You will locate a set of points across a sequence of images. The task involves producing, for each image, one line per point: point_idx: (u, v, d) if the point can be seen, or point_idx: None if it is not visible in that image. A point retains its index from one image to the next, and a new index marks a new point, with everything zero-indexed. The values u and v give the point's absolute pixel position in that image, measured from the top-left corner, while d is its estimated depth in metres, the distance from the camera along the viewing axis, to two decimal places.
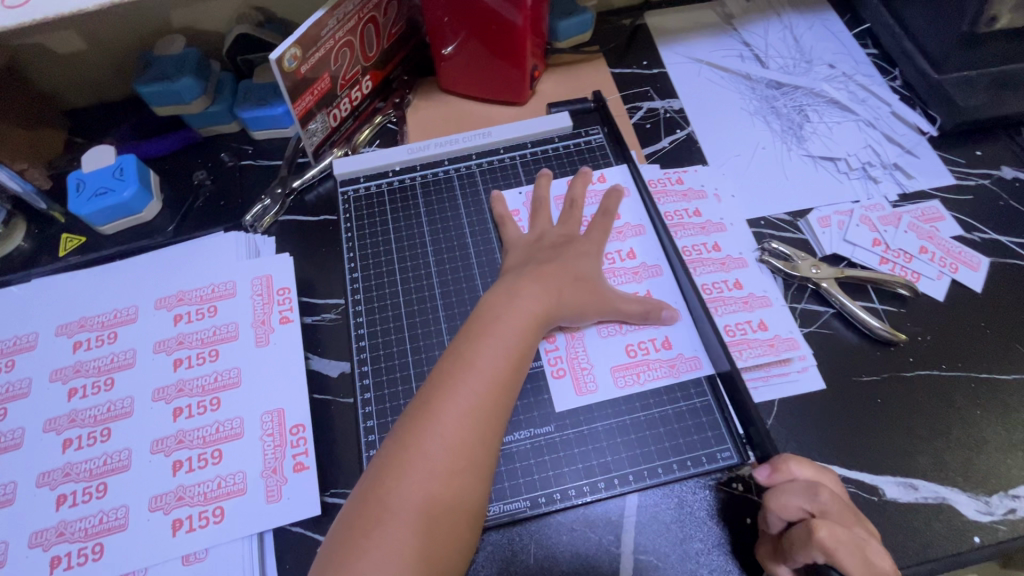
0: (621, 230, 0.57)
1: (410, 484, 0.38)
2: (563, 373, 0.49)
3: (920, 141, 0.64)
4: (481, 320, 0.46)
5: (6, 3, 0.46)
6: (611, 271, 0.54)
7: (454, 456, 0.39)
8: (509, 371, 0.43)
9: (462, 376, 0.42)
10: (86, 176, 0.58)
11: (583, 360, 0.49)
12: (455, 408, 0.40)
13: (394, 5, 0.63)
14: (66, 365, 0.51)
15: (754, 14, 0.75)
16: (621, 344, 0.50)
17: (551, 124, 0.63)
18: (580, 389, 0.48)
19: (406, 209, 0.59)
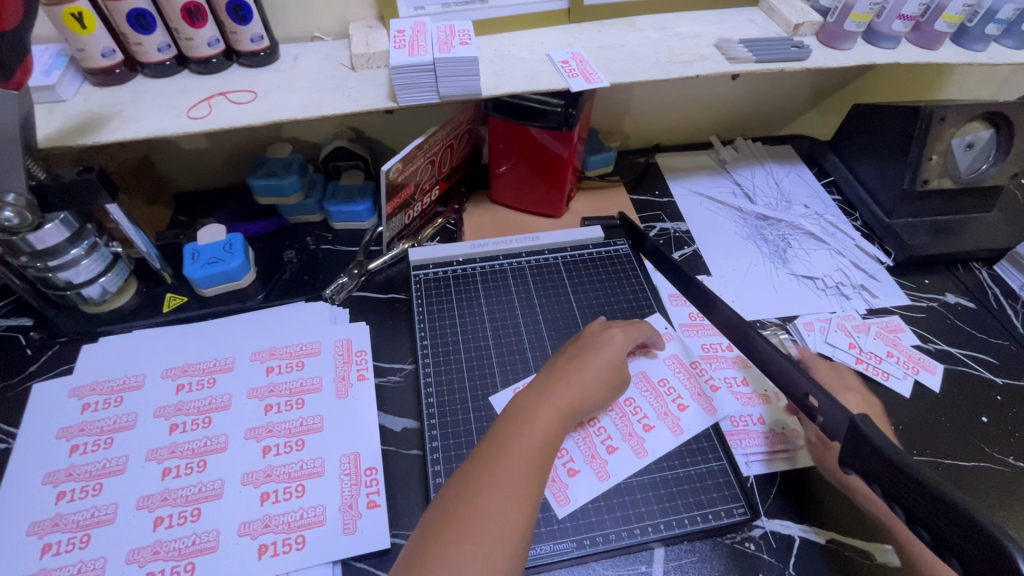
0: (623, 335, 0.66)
1: (488, 499, 0.42)
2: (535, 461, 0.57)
3: (880, 268, 0.79)
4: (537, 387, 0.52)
5: (191, 115, 0.61)
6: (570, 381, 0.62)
7: (506, 505, 0.42)
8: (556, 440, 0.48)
9: (533, 416, 0.48)
10: (201, 248, 0.70)
11: (678, 408, 0.61)
12: (510, 461, 0.44)
13: (467, 135, 0.79)
14: (169, 403, 0.59)
15: (742, 162, 0.94)
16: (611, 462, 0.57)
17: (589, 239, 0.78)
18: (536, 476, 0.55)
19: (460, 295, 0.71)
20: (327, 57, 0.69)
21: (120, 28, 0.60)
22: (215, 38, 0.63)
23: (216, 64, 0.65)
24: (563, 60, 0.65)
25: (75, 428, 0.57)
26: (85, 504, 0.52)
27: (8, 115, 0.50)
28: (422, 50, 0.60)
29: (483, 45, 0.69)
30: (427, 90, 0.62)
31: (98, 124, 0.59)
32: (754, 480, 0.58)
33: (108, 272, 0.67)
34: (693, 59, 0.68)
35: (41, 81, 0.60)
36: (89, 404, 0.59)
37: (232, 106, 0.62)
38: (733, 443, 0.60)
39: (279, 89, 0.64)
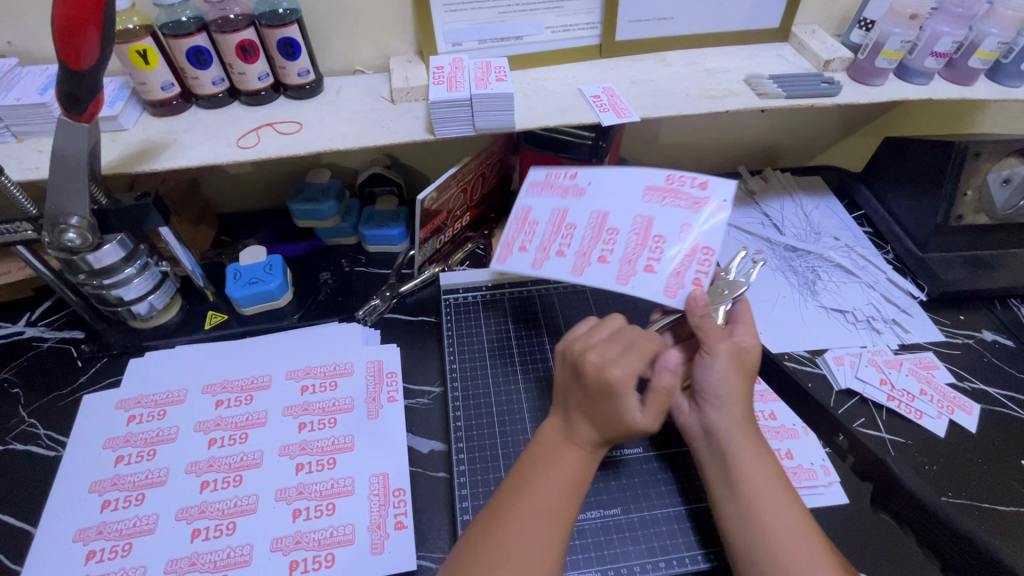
0: (644, 250, 0.56)
1: (507, 529, 0.44)
2: (500, 259, 0.60)
3: (913, 303, 0.78)
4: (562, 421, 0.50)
5: (241, 145, 0.64)
6: (583, 275, 0.57)
7: (514, 544, 0.43)
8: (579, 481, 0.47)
9: (556, 454, 0.48)
10: (243, 268, 0.74)
11: (646, 264, 0.55)
12: (530, 495, 0.46)
13: (498, 164, 0.81)
14: (208, 418, 0.62)
15: (771, 192, 0.94)
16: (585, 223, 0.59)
17: (691, 186, 0.58)
18: (528, 263, 0.59)
19: (561, 224, 0.60)
20: (368, 90, 0.72)
21: (180, 63, 0.64)
22: (266, 73, 0.67)
23: (265, 96, 0.69)
24: (594, 95, 0.67)
25: (120, 439, 0.60)
26: (128, 513, 0.55)
27: (78, 145, 0.54)
28: (459, 86, 0.63)
29: (517, 79, 0.71)
30: (463, 123, 0.64)
31: (155, 152, 0.63)
32: None
33: (156, 290, 0.70)
34: (723, 95, 0.69)
35: (105, 112, 0.64)
36: (134, 417, 0.62)
37: (279, 137, 0.65)
38: None
39: (323, 120, 0.67)
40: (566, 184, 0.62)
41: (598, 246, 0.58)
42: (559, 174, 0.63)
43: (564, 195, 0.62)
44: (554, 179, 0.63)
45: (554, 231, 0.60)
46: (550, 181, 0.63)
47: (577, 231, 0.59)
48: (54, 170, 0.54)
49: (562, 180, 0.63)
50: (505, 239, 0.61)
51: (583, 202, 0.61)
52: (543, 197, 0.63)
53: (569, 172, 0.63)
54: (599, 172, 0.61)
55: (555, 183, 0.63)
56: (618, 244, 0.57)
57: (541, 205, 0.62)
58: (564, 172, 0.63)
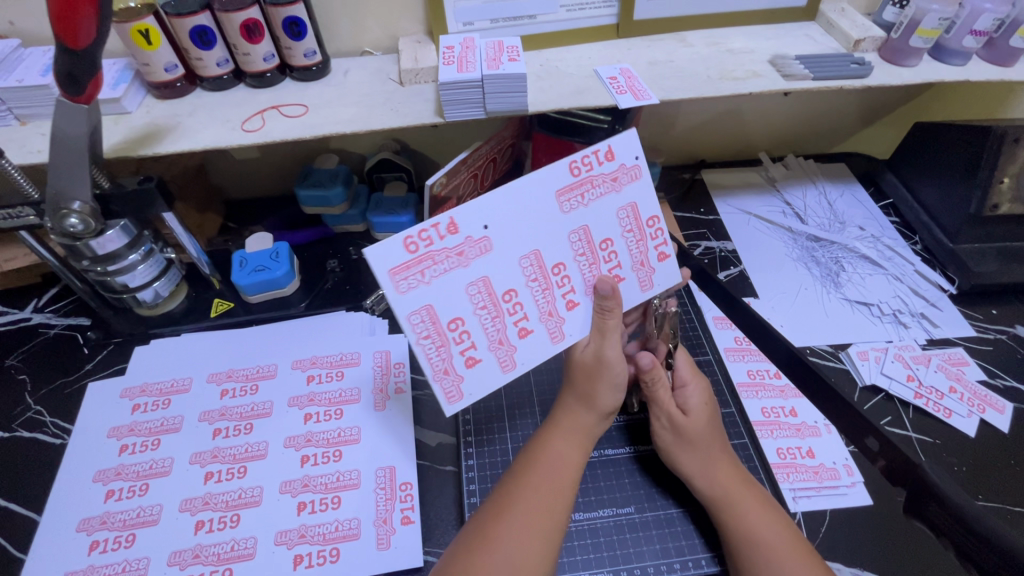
0: (602, 264, 0.52)
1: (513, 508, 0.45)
2: (455, 396, 0.49)
3: (942, 296, 0.75)
4: (559, 413, 0.53)
5: (246, 128, 0.62)
6: (563, 336, 0.51)
7: (522, 524, 0.44)
8: (579, 466, 0.49)
9: (551, 445, 0.50)
10: (249, 255, 0.72)
11: (567, 305, 0.51)
12: (532, 478, 0.47)
13: (510, 150, 0.79)
14: (214, 408, 0.61)
15: (793, 180, 0.91)
16: (515, 285, 0.49)
17: (607, 158, 0.50)
18: (452, 390, 0.49)
19: (497, 301, 0.49)
20: (376, 72, 0.70)
21: (184, 44, 0.62)
22: (271, 53, 0.65)
23: (271, 78, 0.67)
24: (611, 76, 0.65)
25: (125, 428, 0.59)
26: (131, 504, 0.54)
27: (78, 127, 0.52)
28: (470, 66, 0.60)
29: (530, 60, 0.68)
30: (473, 106, 0.62)
31: (158, 135, 0.61)
32: (802, 516, 0.55)
33: (161, 277, 0.69)
34: (746, 76, 0.66)
35: (108, 94, 0.62)
36: (139, 406, 0.61)
37: (284, 120, 0.63)
38: (778, 475, 0.57)
39: (329, 103, 0.65)
40: (456, 245, 0.46)
41: (558, 294, 0.51)
42: (423, 233, 0.45)
43: (467, 261, 0.47)
44: (425, 255, 0.45)
45: (490, 315, 0.49)
46: (424, 256, 0.45)
47: (522, 297, 0.49)
48: (54, 152, 0.52)
49: (434, 238, 0.45)
50: (437, 367, 0.48)
51: (496, 258, 0.48)
52: (438, 281, 0.46)
53: (434, 224, 0.45)
54: (469, 205, 0.46)
55: (441, 260, 0.46)
56: (570, 279, 0.51)
57: (450, 292, 0.47)
58: (427, 227, 0.45)
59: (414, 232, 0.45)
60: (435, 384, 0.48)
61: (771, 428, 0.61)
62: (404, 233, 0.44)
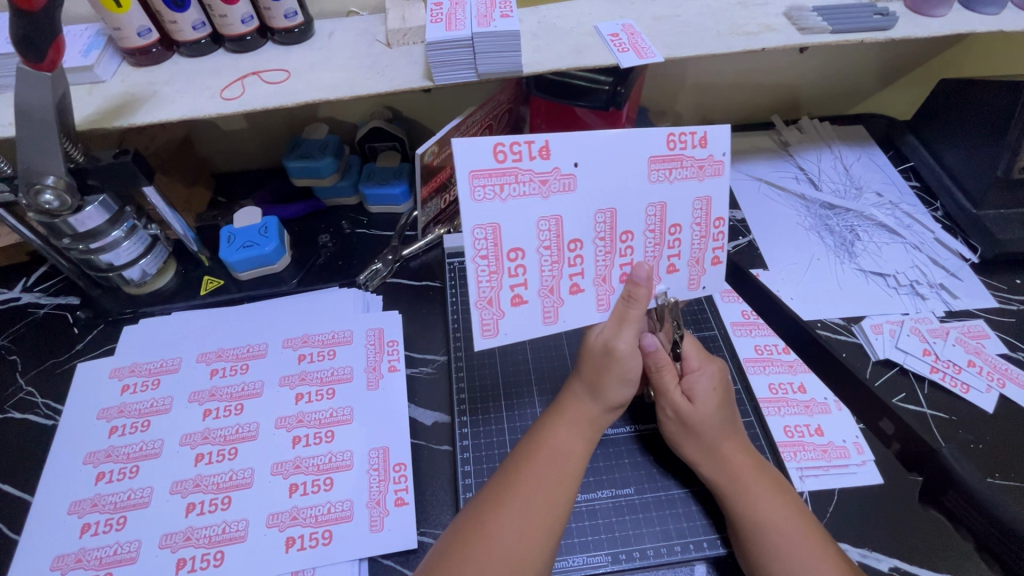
0: (665, 249, 0.50)
1: (514, 497, 0.43)
2: (490, 330, 0.49)
3: (963, 266, 0.71)
4: (561, 402, 0.51)
5: (224, 96, 0.59)
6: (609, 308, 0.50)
7: (521, 513, 0.42)
8: (582, 457, 0.47)
9: (554, 435, 0.48)
10: (237, 231, 0.70)
11: (621, 275, 0.50)
12: (534, 468, 0.45)
13: (507, 115, 0.75)
14: (203, 389, 0.59)
15: (808, 144, 0.86)
16: (586, 237, 0.48)
17: (700, 145, 0.48)
18: (488, 326, 0.48)
19: (562, 246, 0.47)
20: (363, 33, 0.66)
21: (156, 6, 0.58)
22: (249, 15, 0.61)
23: (251, 42, 0.63)
24: (612, 33, 0.60)
25: (114, 409, 0.58)
26: (122, 486, 0.53)
27: (43, 98, 0.49)
28: (460, 24, 0.56)
29: (526, 17, 0.64)
30: (464, 68, 0.58)
31: (134, 105, 0.58)
32: (808, 495, 0.53)
33: (148, 254, 0.67)
34: (759, 30, 0.61)
35: (79, 62, 0.59)
36: (128, 386, 0.60)
37: (265, 87, 0.60)
38: (785, 454, 0.55)
39: (312, 68, 0.61)
40: (543, 172, 0.45)
41: (616, 261, 0.49)
42: (516, 146, 0.44)
43: (546, 192, 0.45)
44: (510, 169, 0.44)
45: (551, 258, 0.47)
46: (508, 169, 0.44)
47: (586, 252, 0.48)
48: (21, 125, 0.50)
49: (525, 156, 0.44)
50: (483, 295, 0.47)
51: (576, 201, 0.46)
52: (513, 201, 0.45)
53: (530, 141, 0.44)
54: (572, 137, 0.44)
55: (525, 181, 0.44)
56: (633, 250, 0.49)
57: (520, 216, 0.45)
58: (522, 141, 0.44)
59: (506, 142, 0.43)
60: (477, 312, 0.48)
61: (779, 406, 0.59)
62: (495, 141, 0.43)
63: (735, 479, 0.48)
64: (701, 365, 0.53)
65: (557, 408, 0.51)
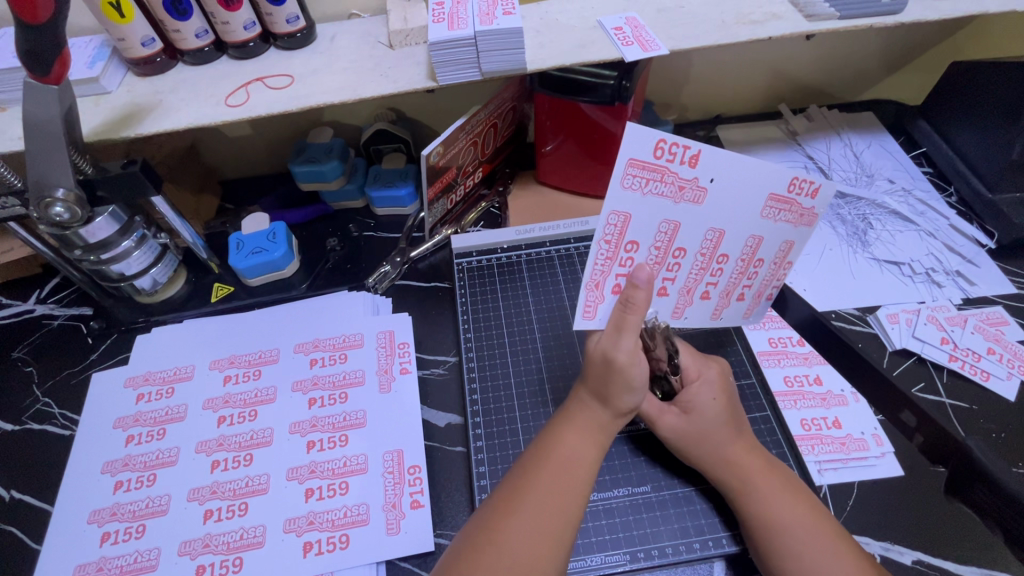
0: (705, 275, 0.51)
1: (524, 506, 0.42)
2: (590, 313, 0.51)
3: (979, 252, 0.70)
4: (566, 410, 0.50)
5: (229, 103, 0.59)
6: (680, 315, 0.55)
7: (532, 524, 0.41)
8: (592, 465, 0.46)
9: (564, 441, 0.47)
10: (245, 237, 0.70)
11: (702, 291, 0.53)
12: (544, 475, 0.44)
13: (511, 113, 0.74)
14: (217, 396, 0.60)
15: (817, 132, 0.85)
16: (691, 251, 0.49)
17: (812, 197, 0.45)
18: (587, 312, 0.51)
19: (669, 250, 0.49)
20: (365, 35, 0.65)
21: (159, 15, 0.58)
22: (252, 21, 0.61)
23: (254, 47, 0.63)
24: (616, 27, 0.59)
25: (130, 418, 0.59)
26: (140, 495, 0.54)
27: (51, 111, 0.50)
28: (462, 23, 0.56)
29: (528, 14, 0.63)
30: (468, 67, 0.57)
31: (140, 115, 0.58)
32: (828, 489, 0.52)
33: (158, 263, 0.67)
34: (765, 19, 0.60)
35: (85, 74, 0.59)
36: (143, 395, 0.60)
37: (269, 93, 0.60)
38: (803, 449, 0.54)
39: (316, 72, 0.61)
40: (684, 179, 0.44)
41: (660, 271, 0.50)
42: (674, 147, 0.42)
43: (679, 199, 0.45)
44: (661, 168, 0.44)
45: (657, 258, 0.49)
46: (659, 167, 0.44)
47: (685, 262, 0.50)
48: (30, 140, 0.50)
49: (677, 159, 0.43)
50: (592, 279, 0.49)
51: (701, 213, 0.46)
52: (651, 199, 0.45)
53: (687, 146, 0.43)
54: (726, 154, 0.43)
55: (668, 182, 0.44)
56: (721, 274, 0.51)
57: (651, 213, 0.46)
58: (681, 143, 0.42)
59: (669, 140, 0.42)
60: (582, 293, 0.50)
61: (795, 399, 0.58)
62: (660, 137, 0.42)
63: (751, 477, 0.47)
64: (700, 375, 0.52)
65: (564, 415, 0.49)
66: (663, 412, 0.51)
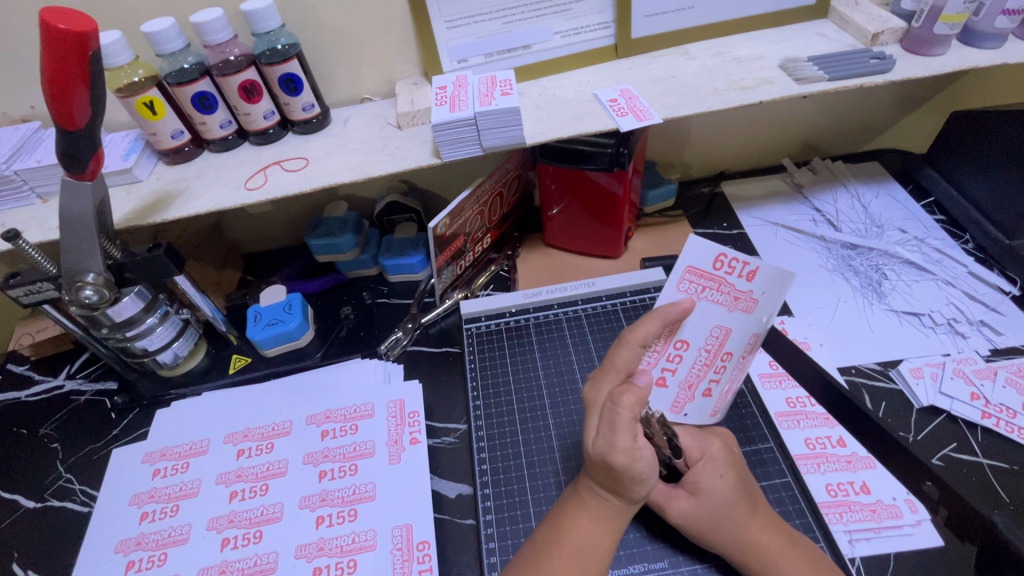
0: (710, 372, 0.54)
1: None
2: None
3: (1003, 300, 0.67)
4: (573, 493, 0.47)
5: (249, 186, 0.63)
6: (682, 411, 0.56)
7: None
8: (605, 555, 0.44)
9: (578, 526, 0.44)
10: (263, 309, 0.72)
11: (705, 389, 0.55)
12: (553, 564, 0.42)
13: (516, 181, 0.77)
14: (230, 470, 0.60)
15: (822, 185, 0.85)
16: (733, 354, 0.53)
17: None
18: None
19: (717, 353, 0.53)
20: (375, 118, 0.70)
21: (186, 110, 0.64)
22: (271, 111, 0.66)
23: (273, 134, 0.67)
24: (611, 99, 0.62)
25: (145, 495, 0.59)
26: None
27: (84, 204, 0.53)
28: (463, 105, 0.59)
29: (526, 91, 0.67)
30: (470, 144, 0.60)
31: (167, 202, 0.62)
32: (861, 562, 0.49)
33: (179, 337, 0.70)
34: (756, 84, 0.62)
35: (119, 166, 0.64)
36: (159, 471, 0.61)
37: (286, 176, 0.63)
38: (831, 518, 0.51)
39: (329, 155, 0.65)
40: (738, 290, 0.51)
41: (660, 359, 0.55)
42: (733, 262, 0.50)
43: (733, 307, 0.51)
44: (719, 278, 0.51)
45: (704, 360, 0.54)
46: (717, 277, 0.51)
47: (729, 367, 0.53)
48: (64, 231, 0.54)
49: (735, 272, 0.50)
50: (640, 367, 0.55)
51: (751, 323, 0.51)
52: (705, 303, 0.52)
53: (747, 262, 0.49)
54: (776, 275, 0.48)
55: (724, 290, 0.51)
56: (725, 375, 0.54)
57: (703, 317, 0.52)
58: (740, 260, 0.50)
59: (728, 255, 0.50)
60: None
61: (818, 463, 0.55)
62: (720, 250, 0.50)
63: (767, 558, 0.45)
64: (702, 454, 0.50)
65: (572, 499, 0.46)
66: (672, 497, 0.49)
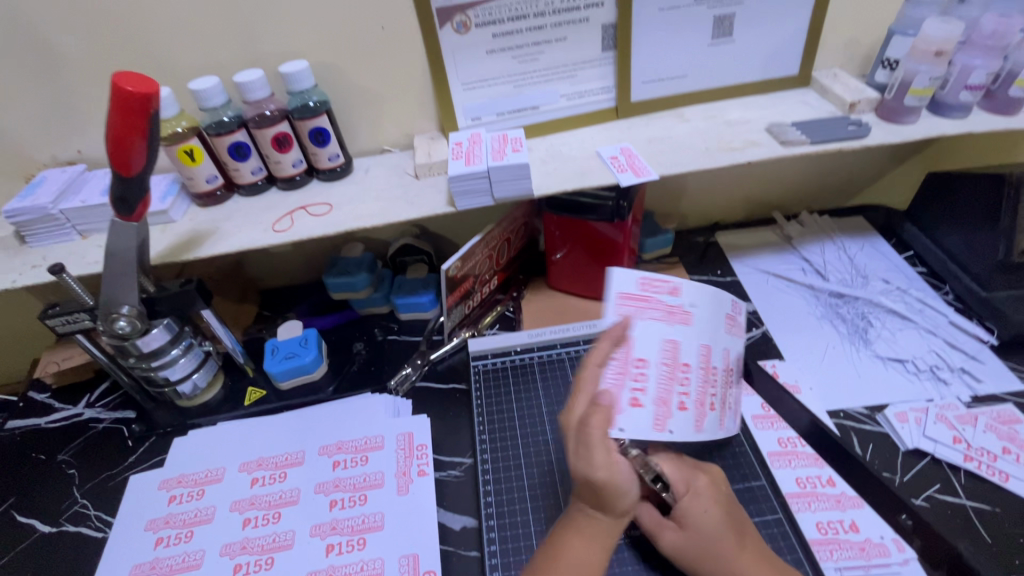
0: (710, 388, 0.58)
1: None
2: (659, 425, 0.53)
3: (982, 348, 0.71)
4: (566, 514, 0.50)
5: (276, 228, 0.68)
6: (701, 430, 0.57)
7: None
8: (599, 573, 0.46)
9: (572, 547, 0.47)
10: (280, 343, 0.76)
11: (711, 406, 0.58)
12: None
13: (522, 227, 0.82)
14: (244, 497, 0.62)
15: (810, 237, 0.91)
16: (695, 367, 0.57)
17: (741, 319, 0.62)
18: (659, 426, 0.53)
19: (675, 365, 0.56)
20: (394, 168, 0.76)
21: (222, 157, 0.69)
22: (299, 159, 0.72)
23: (299, 180, 0.73)
24: (612, 156, 0.68)
25: (161, 520, 0.61)
26: None
27: (127, 242, 0.58)
28: (477, 159, 0.65)
29: (534, 147, 0.73)
30: (482, 194, 0.65)
31: (199, 241, 0.67)
32: None
33: (199, 368, 0.73)
34: (744, 146, 0.68)
35: (156, 207, 0.69)
36: (175, 497, 0.63)
37: (311, 219, 0.69)
38: (822, 555, 0.54)
39: (352, 201, 0.70)
40: (671, 305, 0.56)
41: (674, 386, 0.55)
42: (657, 281, 0.56)
43: (670, 321, 0.56)
44: (643, 298, 0.56)
45: (703, 377, 0.57)
46: (647, 297, 0.56)
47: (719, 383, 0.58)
48: (106, 266, 0.58)
49: (661, 292, 0.56)
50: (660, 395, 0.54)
51: (690, 333, 0.57)
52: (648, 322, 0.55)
53: (670, 283, 0.56)
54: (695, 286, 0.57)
55: (654, 307, 0.56)
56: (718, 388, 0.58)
57: (692, 339, 0.57)
58: (665, 280, 0.56)
59: (649, 277, 0.56)
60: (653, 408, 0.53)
61: (809, 501, 0.58)
62: (639, 274, 0.55)
63: None
64: (695, 484, 0.53)
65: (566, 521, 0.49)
66: (668, 525, 0.52)
